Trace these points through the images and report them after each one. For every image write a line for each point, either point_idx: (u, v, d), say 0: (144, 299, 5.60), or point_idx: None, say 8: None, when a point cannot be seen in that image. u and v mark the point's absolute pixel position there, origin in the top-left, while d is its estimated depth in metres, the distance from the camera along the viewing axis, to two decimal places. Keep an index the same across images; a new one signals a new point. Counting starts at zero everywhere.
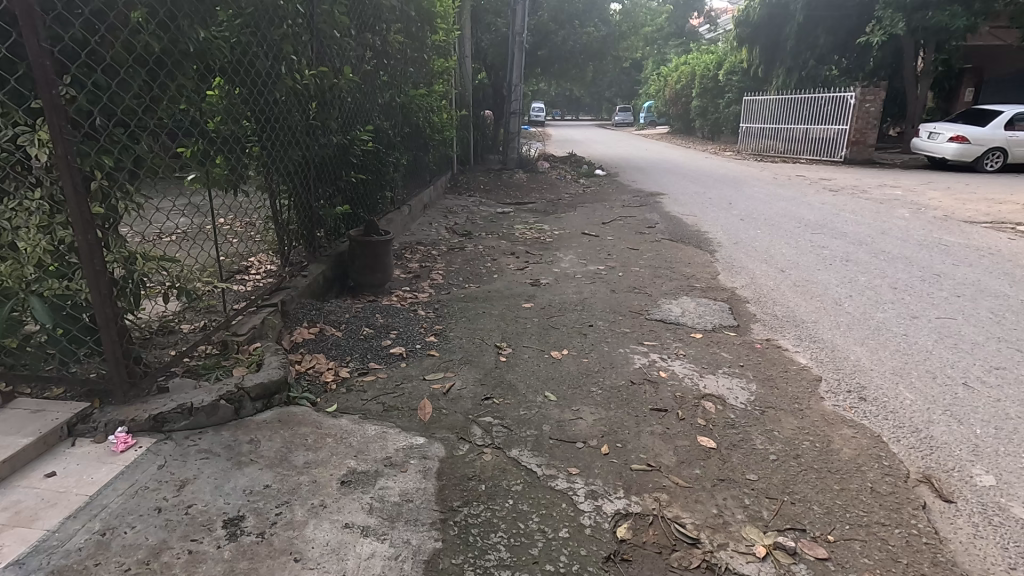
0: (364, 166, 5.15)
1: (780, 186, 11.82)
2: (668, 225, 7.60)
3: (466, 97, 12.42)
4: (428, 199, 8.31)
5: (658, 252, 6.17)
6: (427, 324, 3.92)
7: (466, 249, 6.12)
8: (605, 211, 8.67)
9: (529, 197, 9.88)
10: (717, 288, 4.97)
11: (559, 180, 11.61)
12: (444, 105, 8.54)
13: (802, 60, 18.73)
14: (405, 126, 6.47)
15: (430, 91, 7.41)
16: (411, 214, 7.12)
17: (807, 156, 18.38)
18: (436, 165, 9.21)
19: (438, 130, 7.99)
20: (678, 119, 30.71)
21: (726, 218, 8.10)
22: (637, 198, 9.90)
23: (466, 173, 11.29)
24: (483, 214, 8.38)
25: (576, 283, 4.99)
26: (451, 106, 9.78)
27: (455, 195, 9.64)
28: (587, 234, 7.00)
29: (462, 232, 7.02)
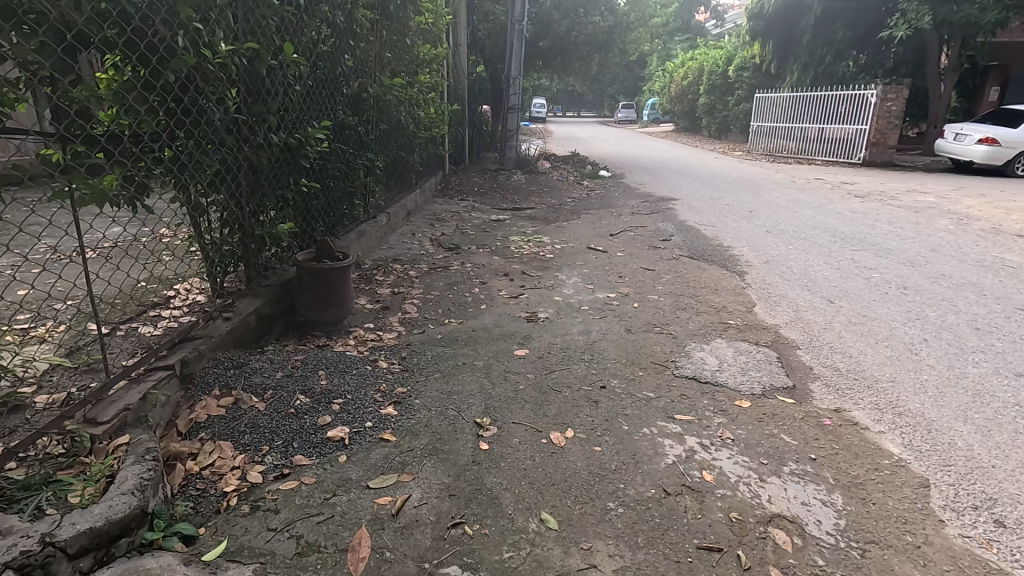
0: (322, 171, 4.17)
1: (802, 192, 10.86)
2: (685, 238, 6.66)
3: (461, 91, 11.47)
4: (413, 204, 7.37)
5: (677, 274, 5.22)
6: (386, 386, 2.95)
7: (451, 268, 5.18)
8: (613, 220, 7.72)
9: (527, 202, 8.94)
10: (756, 326, 4.04)
11: (560, 182, 10.66)
12: (432, 99, 7.58)
13: (818, 56, 17.74)
14: (381, 122, 5.50)
15: (414, 81, 6.45)
16: (390, 224, 6.18)
17: (822, 158, 17.42)
18: (424, 166, 8.27)
19: (424, 127, 7.04)
20: (684, 117, 29.73)
21: (750, 229, 7.16)
22: (647, 204, 8.95)
23: (459, 174, 10.34)
24: (475, 222, 7.44)
25: (582, 319, 4.05)
26: (442, 100, 8.83)
27: (445, 199, 8.70)
28: (593, 249, 6.05)
29: (449, 246, 6.08)
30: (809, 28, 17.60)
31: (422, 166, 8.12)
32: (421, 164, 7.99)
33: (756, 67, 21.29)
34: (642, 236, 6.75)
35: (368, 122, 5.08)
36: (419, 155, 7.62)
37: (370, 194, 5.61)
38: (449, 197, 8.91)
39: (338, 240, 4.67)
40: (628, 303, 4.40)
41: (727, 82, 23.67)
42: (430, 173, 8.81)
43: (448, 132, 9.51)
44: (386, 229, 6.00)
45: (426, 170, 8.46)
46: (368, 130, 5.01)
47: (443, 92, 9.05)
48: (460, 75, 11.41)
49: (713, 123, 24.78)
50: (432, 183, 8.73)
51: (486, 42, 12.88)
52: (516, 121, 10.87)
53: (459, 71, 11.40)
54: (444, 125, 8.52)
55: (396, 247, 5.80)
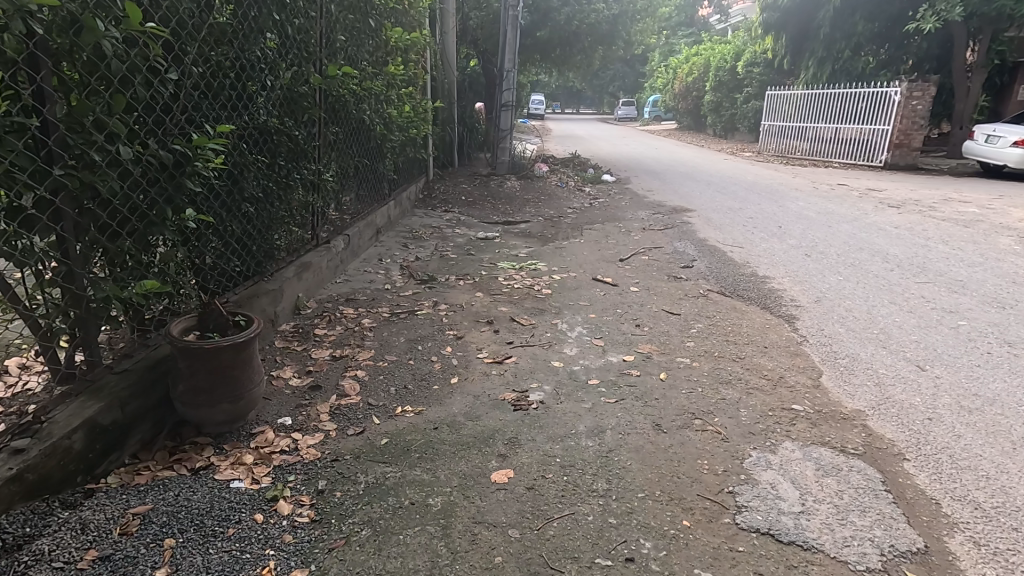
0: (222, 193, 3.00)
1: (830, 201, 9.71)
2: (710, 266, 5.52)
3: (448, 86, 10.30)
4: (385, 220, 6.23)
5: (709, 320, 4.09)
6: (273, 567, 1.80)
7: (418, 313, 4.03)
8: (621, 238, 6.57)
9: (521, 214, 7.79)
10: (831, 413, 2.91)
11: (560, 190, 9.51)
12: (407, 95, 6.41)
13: (836, 51, 16.59)
14: (328, 122, 4.34)
15: (379, 73, 5.27)
16: (349, 250, 5.02)
17: (839, 160, 16.28)
18: (400, 174, 7.12)
19: (394, 130, 5.88)
20: (688, 115, 28.64)
21: (785, 252, 6.04)
22: (659, 218, 7.80)
23: (445, 180, 9.17)
24: (457, 240, 6.28)
25: (590, 401, 2.92)
26: (423, 97, 7.68)
27: (427, 211, 7.56)
28: (600, 281, 4.92)
29: (421, 276, 4.92)
30: (826, 22, 16.45)
31: (397, 175, 6.96)
32: (396, 171, 6.85)
33: (766, 63, 20.15)
34: (658, 262, 5.61)
35: (306, 126, 3.91)
36: (392, 163, 6.46)
37: (318, 215, 4.43)
38: (431, 209, 7.76)
39: (262, 283, 3.51)
40: (651, 372, 3.26)
41: (735, 78, 22.53)
42: (409, 182, 7.66)
43: (430, 133, 8.33)
44: (343, 257, 4.84)
45: (403, 179, 7.30)
46: (306, 136, 3.83)
47: (424, 87, 7.90)
48: (448, 68, 10.24)
49: (720, 121, 23.65)
50: (411, 193, 7.56)
51: (478, 33, 11.72)
52: (510, 119, 9.70)
53: (447, 64, 10.23)
54: (424, 127, 7.36)
55: (353, 282, 4.64)
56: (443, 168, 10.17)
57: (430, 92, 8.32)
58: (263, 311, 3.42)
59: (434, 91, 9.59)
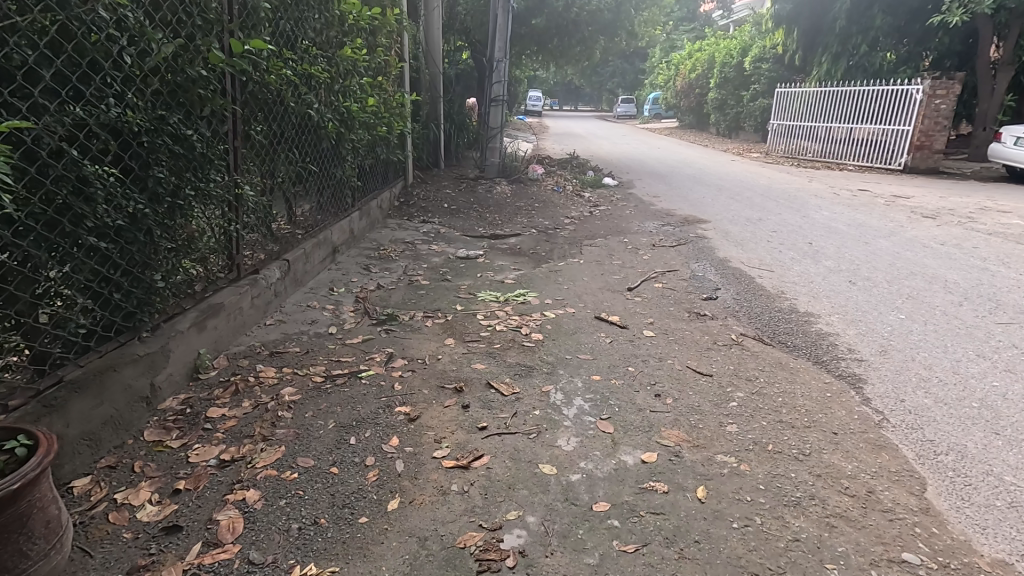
0: (29, 225, 1.98)
1: (857, 210, 8.70)
2: (737, 298, 4.52)
3: (432, 79, 9.26)
4: (345, 236, 5.20)
5: (750, 385, 3.10)
6: None
7: (361, 377, 3.01)
8: (627, 259, 5.54)
9: (511, 227, 6.76)
10: (964, 569, 1.90)
11: (556, 196, 8.50)
12: (371, 86, 5.36)
13: (852, 46, 15.60)
14: (247, 118, 3.30)
15: (328, 56, 4.24)
16: (289, 279, 3.99)
17: (854, 162, 15.29)
18: (369, 180, 6.08)
19: (353, 126, 4.84)
20: (691, 113, 27.63)
21: (824, 279, 5.03)
22: (669, 231, 6.79)
23: (427, 185, 8.13)
24: (433, 260, 5.25)
25: (596, 549, 1.91)
26: (399, 89, 6.64)
27: (402, 222, 6.54)
28: (605, 321, 3.91)
29: (379, 314, 3.90)
30: (842, 14, 15.45)
31: (364, 180, 5.92)
32: (363, 176, 5.81)
33: (775, 59, 19.13)
34: (674, 292, 4.59)
35: (209, 123, 2.88)
36: (356, 166, 5.42)
37: (240, 238, 3.40)
38: (406, 219, 6.71)
39: (131, 346, 2.48)
40: (683, 484, 2.26)
41: (741, 75, 21.52)
42: (382, 188, 6.63)
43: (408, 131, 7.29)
44: (278, 289, 3.81)
45: (372, 185, 6.26)
46: (206, 136, 2.80)
47: (400, 78, 6.87)
48: (432, 58, 9.21)
49: (725, 120, 22.66)
50: (383, 200, 6.53)
51: (467, 20, 10.67)
52: (501, 116, 8.64)
53: (431, 53, 9.19)
54: (397, 124, 6.31)
55: (288, 324, 3.61)
56: (426, 169, 9.14)
57: (408, 84, 7.29)
58: (128, 389, 2.39)
59: (414, 83, 8.54)
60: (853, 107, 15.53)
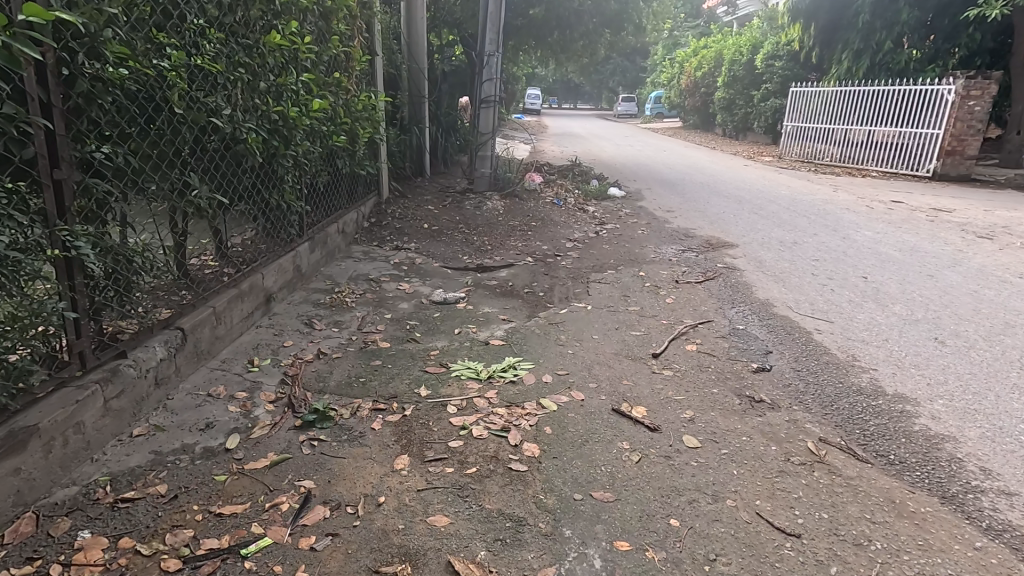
0: None
1: (902, 230, 7.57)
2: (798, 371, 3.39)
3: (417, 77, 8.14)
4: (286, 278, 4.05)
5: (865, 560, 1.97)
6: None
7: (246, 555, 1.87)
8: (646, 303, 4.42)
9: (502, 256, 5.63)
10: None
11: (557, 212, 7.37)
12: (320, 84, 4.23)
13: (875, 42, 14.45)
14: (86, 134, 2.20)
15: (242, 42, 3.11)
16: (184, 355, 2.84)
17: (876, 169, 14.18)
18: (324, 199, 4.92)
19: (291, 136, 3.71)
20: (697, 113, 26.48)
21: (901, 336, 3.92)
22: (692, 261, 5.68)
23: (406, 199, 6.95)
24: (399, 309, 4.11)
25: None
26: (367, 88, 5.49)
27: (370, 250, 5.40)
28: (627, 418, 2.79)
29: (308, 409, 2.75)
30: (865, 8, 14.31)
31: (318, 201, 4.78)
32: (316, 197, 4.65)
33: (789, 56, 18.00)
34: (714, 360, 3.46)
35: None
36: (303, 186, 4.28)
37: (83, 314, 2.26)
38: (375, 246, 5.54)
39: None
40: None
41: (752, 73, 20.37)
42: (345, 209, 5.46)
43: (381, 138, 6.15)
44: (161, 375, 2.66)
45: (330, 206, 5.09)
46: None
47: (368, 75, 5.74)
48: (416, 51, 8.09)
49: (734, 120, 21.52)
50: (346, 223, 5.37)
51: (458, 10, 9.55)
52: (493, 119, 7.36)
53: (413, 45, 8.05)
54: (361, 130, 5.17)
55: (165, 435, 2.46)
56: (404, 179, 7.91)
57: (382, 81, 6.16)
58: None
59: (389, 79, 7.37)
60: (876, 108, 14.40)
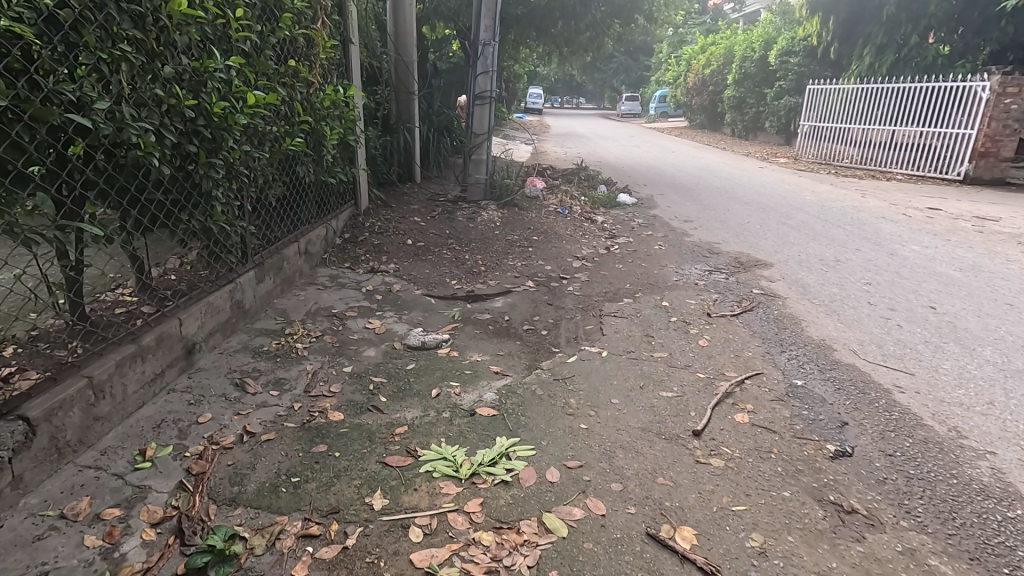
0: None
1: (953, 244, 6.68)
2: (890, 457, 2.52)
3: (405, 71, 7.29)
4: (220, 320, 3.19)
5: None
6: None
7: None
8: (674, 346, 3.55)
9: (497, 279, 4.76)
10: None
11: (561, 224, 6.50)
12: (264, 72, 3.37)
13: (900, 35, 13.53)
14: None
15: (128, 8, 2.25)
16: (31, 457, 1.99)
17: (901, 171, 13.28)
18: (280, 213, 4.06)
19: (216, 137, 2.86)
20: (705, 112, 25.57)
21: (1009, 396, 3.05)
22: (721, 286, 4.80)
23: (388, 209, 6.07)
24: (364, 358, 3.25)
25: None
26: (334, 80, 4.62)
27: (339, 273, 4.54)
28: (671, 552, 1.93)
29: (203, 541, 1.88)
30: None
31: (271, 216, 3.92)
32: (268, 211, 3.79)
33: (805, 52, 17.07)
34: (774, 438, 2.60)
35: None
36: (247, 200, 3.43)
37: None
38: (345, 267, 4.67)
39: None
40: None
41: (765, 69, 19.41)
42: (309, 223, 4.59)
43: (357, 138, 5.28)
44: None
45: (288, 222, 4.23)
46: None
47: (338, 64, 4.86)
48: (405, 43, 7.25)
49: (745, 119, 20.58)
50: (309, 242, 4.49)
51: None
52: (489, 118, 6.47)
53: (401, 36, 7.20)
54: (324, 130, 4.30)
55: None
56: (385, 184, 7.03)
57: (358, 74, 5.28)
58: None
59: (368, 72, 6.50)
60: (900, 107, 13.50)
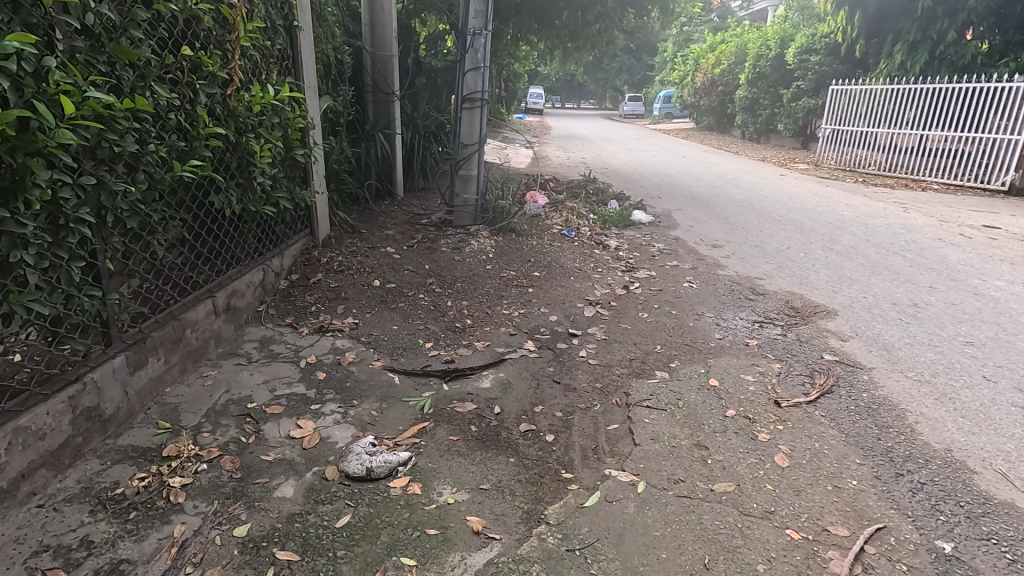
0: None
1: None
2: None
3: (383, 69, 6.32)
4: (48, 448, 2.07)
5: None
6: None
7: None
8: (740, 472, 2.41)
9: (486, 341, 3.62)
10: None
11: (568, 253, 5.36)
12: (124, 64, 2.25)
13: (936, 32, 12.36)
14: None
15: None
16: None
17: (936, 180, 12.12)
18: (186, 260, 2.93)
19: (17, 168, 1.75)
20: (714, 113, 24.41)
21: None
22: (779, 350, 3.66)
23: (356, 238, 4.93)
24: (271, 505, 2.11)
25: None
26: (269, 77, 3.49)
27: (277, 334, 3.41)
28: None
29: None
30: None
31: (167, 266, 2.79)
32: (159, 261, 2.67)
33: (826, 50, 15.86)
34: None
35: None
36: (108, 252, 2.31)
37: None
38: (285, 325, 3.52)
39: None
40: None
41: (781, 69, 18.23)
42: (239, 265, 3.45)
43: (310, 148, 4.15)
44: None
45: (203, 268, 3.09)
46: None
47: (278, 53, 3.72)
48: (383, 36, 6.26)
49: (759, 121, 19.43)
50: (235, 293, 3.35)
51: None
52: (479, 124, 5.19)
53: (378, 28, 6.20)
54: (250, 143, 3.18)
55: None
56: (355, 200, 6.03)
57: (312, 68, 4.15)
58: None
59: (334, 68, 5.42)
60: (935, 110, 12.31)
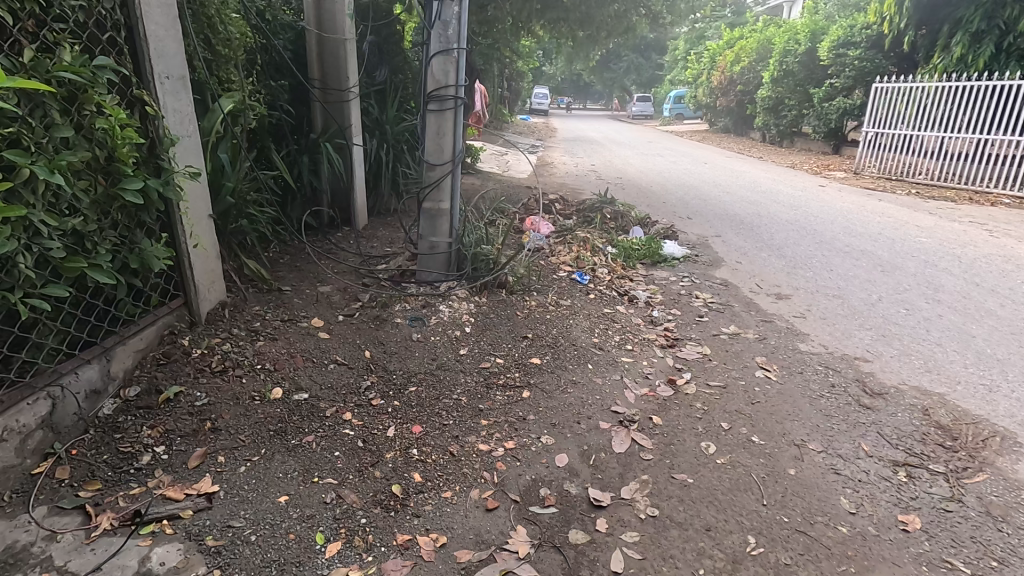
0: None
1: None
2: None
3: (332, 58, 4.75)
4: None
5: None
6: None
7: None
8: None
9: (441, 534, 2.02)
10: None
11: (582, 317, 3.75)
12: None
13: (1007, 20, 10.67)
14: None
15: None
16: None
17: (1005, 191, 10.43)
18: None
19: None
20: (731, 114, 22.75)
21: None
22: (968, 546, 2.05)
23: (270, 303, 3.35)
24: None
25: None
26: (41, 58, 1.96)
27: (45, 534, 1.85)
28: None
29: None
30: None
31: None
32: None
33: (868, 42, 14.11)
34: None
35: None
36: None
37: None
38: (69, 510, 1.94)
39: None
40: None
41: (812, 65, 16.51)
42: None
43: (169, 176, 2.56)
44: None
45: None
46: None
47: (80, 19, 2.17)
48: (332, 13, 4.66)
49: (785, 123, 17.71)
50: None
51: None
52: (450, 131, 3.43)
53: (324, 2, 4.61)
54: None
55: None
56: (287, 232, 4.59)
57: (170, 46, 2.58)
58: None
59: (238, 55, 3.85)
60: (1002, 111, 10.59)
